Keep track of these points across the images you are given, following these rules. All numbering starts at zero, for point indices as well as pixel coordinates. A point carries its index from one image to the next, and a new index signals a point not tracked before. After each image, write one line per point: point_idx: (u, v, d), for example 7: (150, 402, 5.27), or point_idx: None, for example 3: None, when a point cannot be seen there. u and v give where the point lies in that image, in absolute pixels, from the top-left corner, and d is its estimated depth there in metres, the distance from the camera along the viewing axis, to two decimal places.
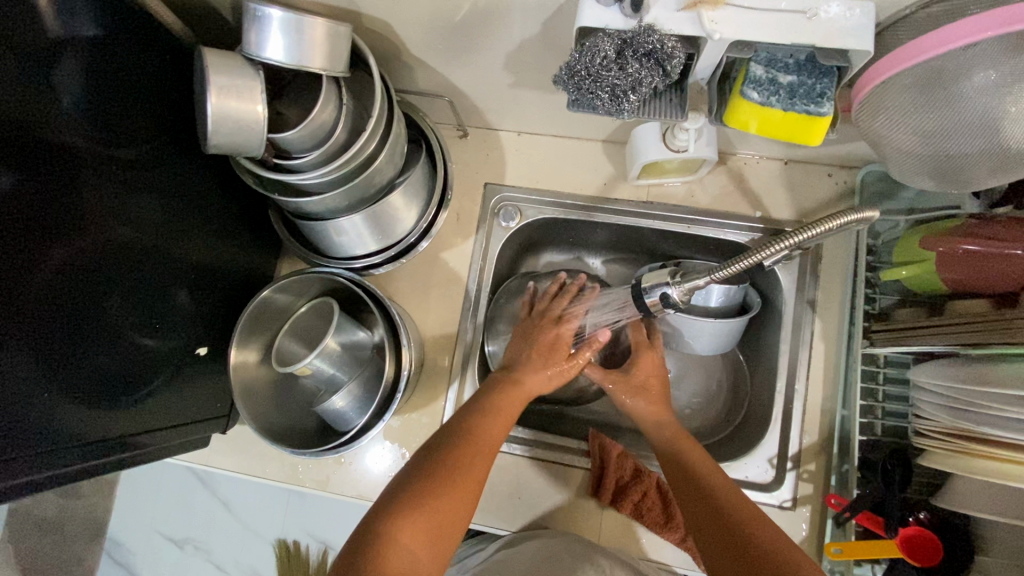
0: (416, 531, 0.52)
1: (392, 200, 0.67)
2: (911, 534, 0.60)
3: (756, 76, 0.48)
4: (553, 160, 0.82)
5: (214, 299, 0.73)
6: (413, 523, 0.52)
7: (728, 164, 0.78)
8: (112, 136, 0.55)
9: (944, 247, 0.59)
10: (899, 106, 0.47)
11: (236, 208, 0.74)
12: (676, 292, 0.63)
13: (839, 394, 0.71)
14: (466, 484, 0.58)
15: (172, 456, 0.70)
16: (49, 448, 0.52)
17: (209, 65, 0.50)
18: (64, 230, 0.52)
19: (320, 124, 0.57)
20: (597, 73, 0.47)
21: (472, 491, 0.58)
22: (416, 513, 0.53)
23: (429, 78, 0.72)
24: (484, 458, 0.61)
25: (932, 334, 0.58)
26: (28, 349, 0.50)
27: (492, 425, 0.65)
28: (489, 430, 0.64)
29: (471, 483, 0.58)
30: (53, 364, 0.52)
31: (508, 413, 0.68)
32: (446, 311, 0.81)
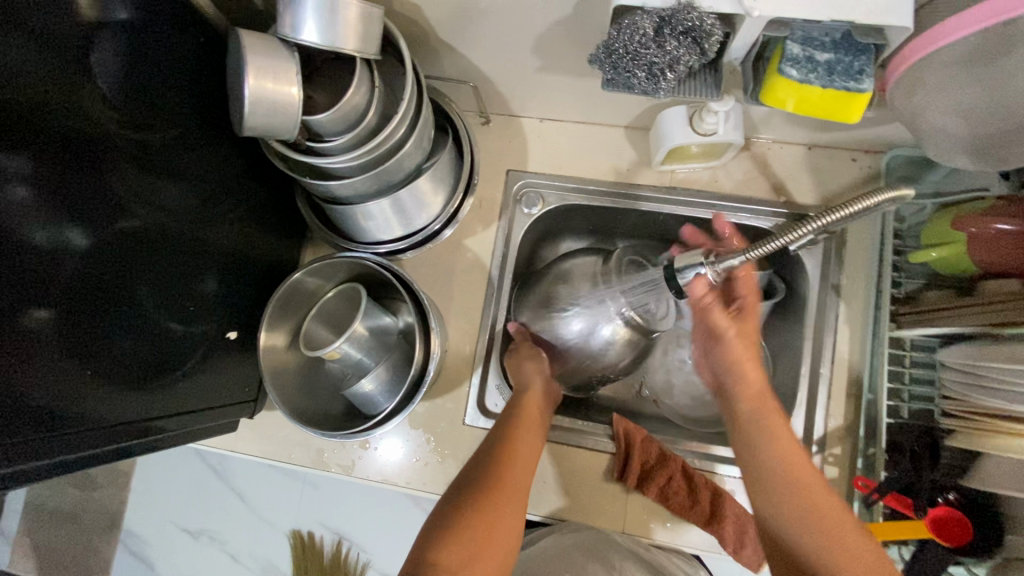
0: (464, 557, 0.54)
1: (419, 185, 0.67)
2: (939, 514, 0.61)
3: (794, 55, 0.48)
4: (576, 146, 0.82)
5: (243, 284, 0.73)
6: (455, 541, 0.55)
7: (752, 149, 0.78)
8: (142, 120, 0.55)
9: (976, 228, 0.59)
10: (938, 82, 0.47)
11: (264, 195, 0.75)
12: (710, 273, 0.64)
13: (864, 377, 0.71)
14: (504, 504, 0.59)
15: (202, 439, 0.71)
16: (82, 429, 0.53)
17: (247, 47, 0.51)
18: (94, 212, 0.52)
19: (353, 107, 0.57)
20: (635, 51, 0.47)
21: (511, 495, 0.61)
22: (463, 542, 0.55)
23: (454, 63, 0.72)
24: (518, 472, 0.63)
25: (963, 315, 0.58)
26: (61, 331, 0.50)
27: (520, 435, 0.66)
28: (518, 443, 0.65)
29: (509, 501, 0.60)
30: (84, 346, 0.53)
31: (532, 422, 0.69)
32: (469, 297, 0.81)
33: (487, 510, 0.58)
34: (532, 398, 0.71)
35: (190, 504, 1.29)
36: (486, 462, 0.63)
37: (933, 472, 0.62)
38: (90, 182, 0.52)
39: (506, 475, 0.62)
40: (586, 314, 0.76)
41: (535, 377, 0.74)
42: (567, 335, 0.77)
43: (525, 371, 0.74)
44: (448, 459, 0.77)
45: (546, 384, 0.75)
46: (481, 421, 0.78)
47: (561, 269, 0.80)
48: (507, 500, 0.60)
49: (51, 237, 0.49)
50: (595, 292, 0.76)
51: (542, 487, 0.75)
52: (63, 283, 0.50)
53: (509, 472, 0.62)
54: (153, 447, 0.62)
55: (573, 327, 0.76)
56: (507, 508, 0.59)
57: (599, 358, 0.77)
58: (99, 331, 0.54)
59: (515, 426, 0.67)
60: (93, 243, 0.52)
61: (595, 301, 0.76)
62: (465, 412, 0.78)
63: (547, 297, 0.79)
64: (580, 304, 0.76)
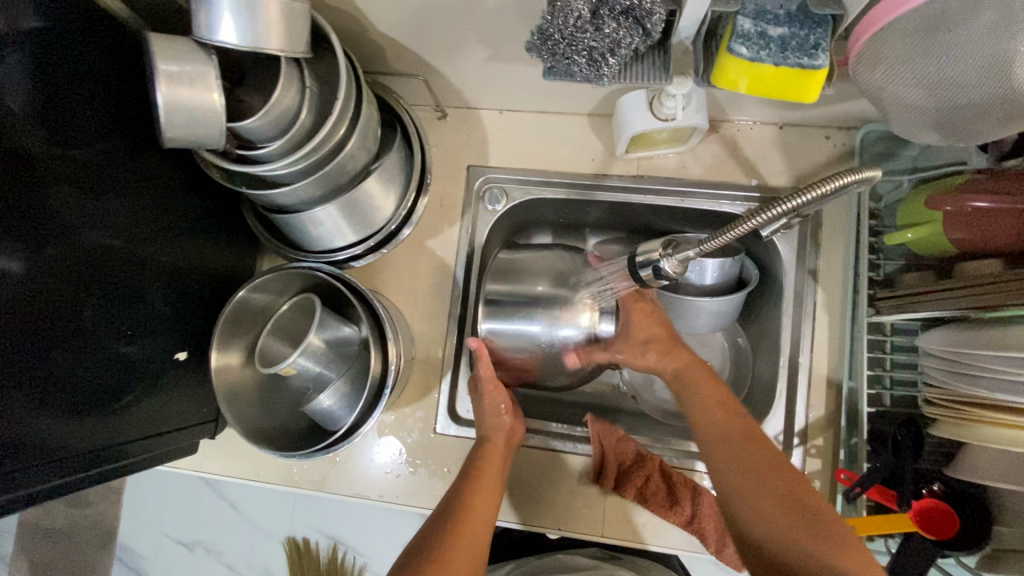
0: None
1: (367, 187, 0.63)
2: (924, 508, 0.58)
3: (744, 31, 0.44)
4: (537, 138, 0.78)
5: (191, 301, 0.70)
6: None
7: (720, 132, 0.74)
8: (65, 136, 0.52)
9: (952, 205, 0.56)
10: (901, 54, 0.43)
11: (209, 204, 0.71)
12: (668, 266, 0.60)
13: (844, 364, 0.68)
14: (460, 560, 0.57)
15: (161, 464, 0.68)
16: (23, 465, 0.50)
17: (156, 51, 0.47)
18: (25, 241, 0.49)
19: (282, 109, 0.53)
20: (572, 35, 0.44)
21: (472, 548, 0.59)
22: None
23: (401, 57, 0.68)
24: (476, 524, 0.61)
25: (942, 298, 0.55)
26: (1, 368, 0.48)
27: (480, 490, 0.63)
28: (481, 491, 0.63)
29: (464, 564, 0.57)
30: (27, 377, 0.50)
31: (495, 470, 0.66)
32: (434, 301, 0.78)
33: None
34: (497, 443, 0.68)
35: (180, 518, 1.26)
36: (441, 523, 0.60)
37: (915, 462, 0.59)
38: (19, 210, 0.49)
39: (462, 533, 0.59)
40: (546, 316, 0.75)
41: (504, 427, 0.70)
42: (529, 336, 0.75)
43: (492, 421, 0.70)
44: (421, 470, 0.75)
45: (513, 434, 0.71)
46: (453, 428, 0.75)
47: (519, 266, 0.78)
48: (463, 561, 0.57)
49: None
50: (558, 291, 0.76)
51: (518, 495, 0.72)
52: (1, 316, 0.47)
53: (465, 531, 0.60)
54: (106, 478, 0.59)
55: (535, 327, 0.75)
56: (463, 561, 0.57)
57: (562, 359, 0.77)
58: (38, 360, 0.51)
59: (471, 480, 0.64)
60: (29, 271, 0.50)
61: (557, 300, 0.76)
62: (436, 420, 0.76)
63: (509, 296, 0.76)
64: (542, 303, 0.76)
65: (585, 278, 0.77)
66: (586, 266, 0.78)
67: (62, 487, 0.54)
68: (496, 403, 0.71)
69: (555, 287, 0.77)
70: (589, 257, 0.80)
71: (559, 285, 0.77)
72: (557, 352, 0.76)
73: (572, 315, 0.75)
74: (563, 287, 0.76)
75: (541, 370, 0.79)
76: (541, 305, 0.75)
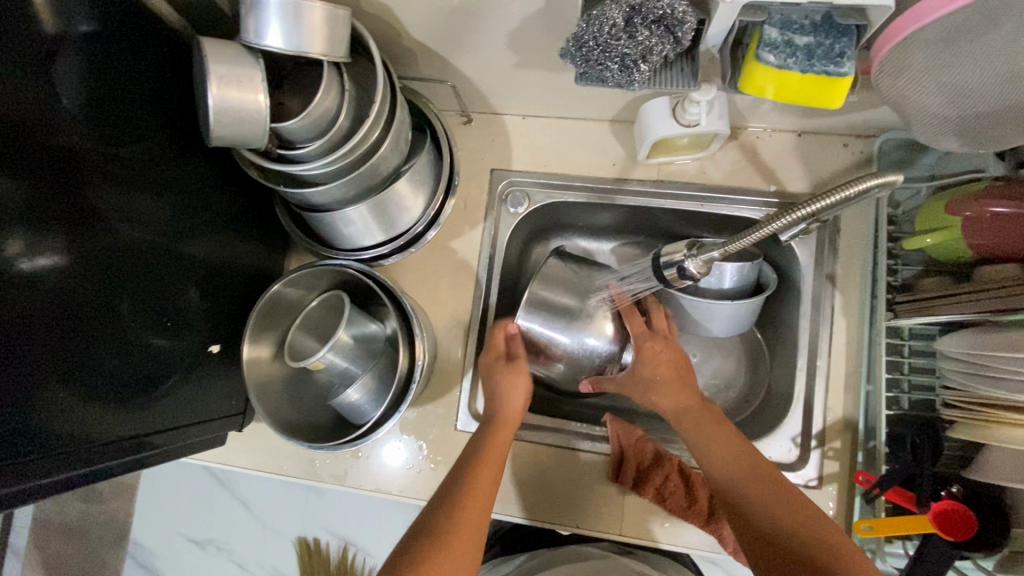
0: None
1: (399, 188, 0.65)
2: (944, 509, 0.59)
3: (771, 39, 0.46)
4: (559, 143, 0.80)
5: (224, 296, 0.72)
6: None
7: (739, 139, 0.76)
8: (112, 134, 0.54)
9: (971, 211, 0.57)
10: (923, 63, 0.45)
11: (244, 202, 0.73)
12: (693, 266, 0.62)
13: (862, 368, 0.69)
14: (461, 542, 0.55)
15: (191, 454, 0.70)
16: (64, 450, 0.52)
17: (209, 54, 0.50)
18: (52, 232, 0.50)
19: (323, 112, 0.55)
20: (605, 43, 0.46)
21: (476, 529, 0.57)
22: None
23: (431, 62, 0.71)
24: (478, 506, 0.59)
25: (959, 302, 0.56)
26: (22, 358, 0.48)
27: (481, 468, 0.62)
28: (482, 471, 0.62)
29: (465, 552, 0.55)
30: (55, 367, 0.51)
31: (499, 450, 0.65)
32: (457, 300, 0.80)
33: (443, 566, 0.53)
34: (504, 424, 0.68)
35: (194, 516, 1.28)
36: (441, 507, 0.58)
37: (934, 466, 0.60)
38: (48, 208, 0.49)
39: (464, 520, 0.57)
40: (572, 328, 0.77)
41: (516, 411, 0.69)
42: (557, 347, 0.77)
43: (505, 402, 0.69)
44: (441, 467, 0.76)
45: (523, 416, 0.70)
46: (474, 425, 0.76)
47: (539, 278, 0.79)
48: (464, 549, 0.55)
49: (37, 256, 0.48)
50: (581, 303, 0.77)
51: (537, 492, 0.73)
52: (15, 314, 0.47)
53: (468, 509, 0.58)
54: (139, 465, 0.61)
55: (562, 339, 0.77)
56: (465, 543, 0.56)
57: (589, 370, 0.77)
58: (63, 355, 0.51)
59: (475, 464, 0.62)
60: (59, 268, 0.51)
61: (584, 313, 0.77)
62: (457, 417, 0.77)
63: (537, 304, 0.77)
64: (567, 316, 0.77)
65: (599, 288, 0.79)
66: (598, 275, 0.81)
67: (92, 474, 0.56)
68: (510, 382, 0.70)
69: (574, 297, 0.78)
70: (602, 269, 0.82)
71: (580, 297, 0.78)
72: (584, 361, 0.77)
73: (596, 325, 0.77)
74: (584, 299, 0.78)
75: (565, 379, 0.80)
76: (568, 317, 0.77)
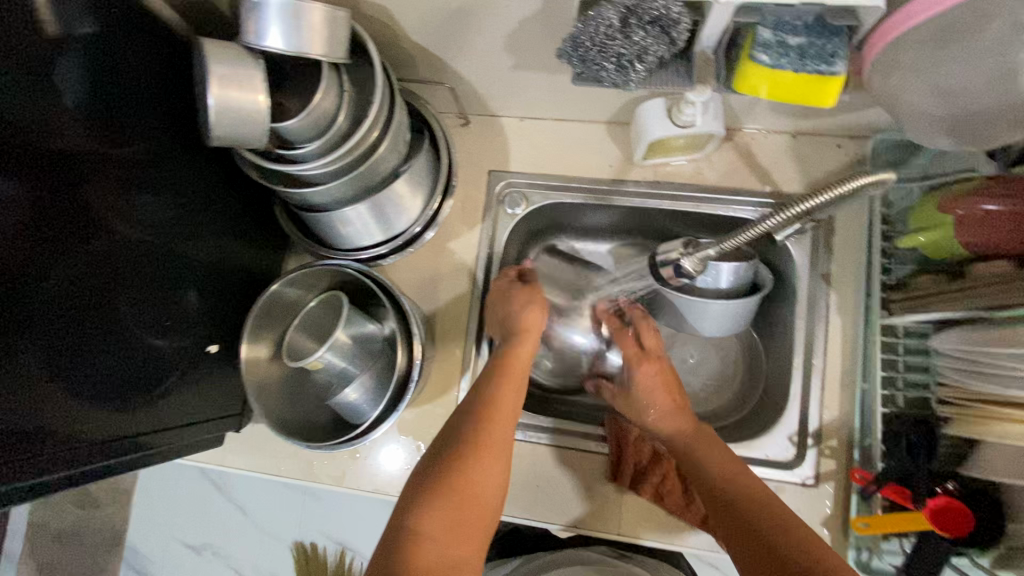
0: (445, 522, 0.52)
1: (397, 188, 0.66)
2: (941, 506, 0.58)
3: (765, 39, 0.47)
4: (557, 144, 0.81)
5: (223, 297, 0.72)
6: (441, 505, 0.53)
7: (735, 140, 0.77)
8: (113, 135, 0.54)
9: (963, 210, 0.58)
10: (915, 62, 0.45)
11: (243, 203, 0.74)
12: (689, 265, 0.63)
13: (858, 367, 0.69)
14: (487, 464, 0.57)
15: (189, 454, 0.70)
16: (62, 449, 0.52)
17: (209, 55, 0.50)
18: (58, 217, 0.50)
19: (321, 112, 0.56)
20: (602, 43, 0.47)
21: (501, 452, 0.59)
22: (445, 508, 0.53)
23: (430, 64, 0.71)
24: (502, 429, 0.60)
25: (951, 300, 0.57)
26: (42, 327, 0.49)
27: (502, 395, 0.63)
28: (502, 394, 0.63)
29: (494, 457, 0.58)
30: (61, 343, 0.51)
31: (516, 377, 0.66)
32: (455, 301, 0.80)
33: (475, 467, 0.56)
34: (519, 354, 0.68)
35: (191, 520, 1.27)
36: (469, 417, 0.60)
37: (929, 463, 0.61)
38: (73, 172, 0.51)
39: (492, 427, 0.60)
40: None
41: (535, 325, 0.71)
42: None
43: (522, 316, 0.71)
44: None
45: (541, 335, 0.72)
46: None
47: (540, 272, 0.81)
48: (491, 458, 0.58)
49: (37, 256, 0.49)
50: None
51: (535, 491, 0.74)
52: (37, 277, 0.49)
53: (493, 431, 0.60)
54: (137, 465, 0.61)
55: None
56: (492, 464, 0.58)
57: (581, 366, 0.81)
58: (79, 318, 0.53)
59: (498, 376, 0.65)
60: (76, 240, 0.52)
61: None
62: None
63: None
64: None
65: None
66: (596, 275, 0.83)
67: (93, 471, 0.56)
68: (524, 299, 0.72)
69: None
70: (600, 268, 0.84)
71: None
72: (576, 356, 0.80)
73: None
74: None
75: None
76: None
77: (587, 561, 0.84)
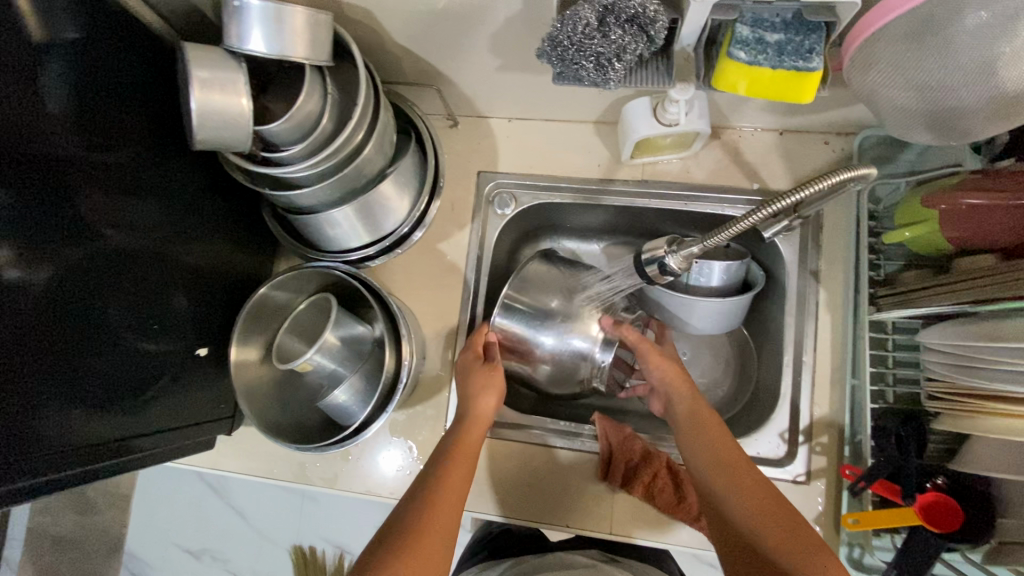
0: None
1: (383, 189, 0.66)
2: (928, 502, 0.59)
3: (743, 36, 0.47)
4: (545, 145, 0.81)
5: (212, 300, 0.72)
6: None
7: (722, 138, 0.77)
8: (98, 140, 0.54)
9: (946, 204, 0.58)
10: (892, 57, 0.45)
11: (231, 206, 0.74)
12: (674, 262, 0.63)
13: (847, 363, 0.69)
14: (436, 531, 0.54)
15: (179, 457, 0.70)
16: (50, 453, 0.52)
17: (191, 59, 0.50)
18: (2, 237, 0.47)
19: (305, 114, 0.56)
20: (580, 42, 0.47)
21: (452, 521, 0.56)
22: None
23: (416, 66, 0.72)
24: (452, 498, 0.58)
25: (938, 294, 0.57)
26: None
27: (455, 462, 0.61)
28: (454, 466, 0.61)
29: (436, 545, 0.53)
30: (28, 378, 0.50)
31: (470, 449, 0.64)
32: (445, 302, 0.80)
33: (419, 538, 0.53)
34: (475, 425, 0.67)
35: (190, 525, 1.27)
36: (416, 494, 0.58)
37: (919, 459, 0.60)
38: (19, 194, 0.48)
39: (440, 496, 0.57)
40: (560, 330, 0.76)
41: (487, 411, 0.68)
42: (542, 349, 0.77)
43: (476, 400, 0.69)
44: None
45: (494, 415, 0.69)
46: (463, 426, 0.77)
47: (529, 275, 0.78)
48: (435, 542, 0.54)
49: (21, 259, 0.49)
50: (570, 304, 0.77)
51: (527, 491, 0.74)
52: (11, 320, 0.48)
53: (441, 499, 0.57)
54: (125, 469, 0.61)
55: (548, 339, 0.76)
56: (438, 534, 0.54)
57: (573, 369, 0.78)
58: (12, 352, 0.48)
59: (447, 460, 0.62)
60: (18, 268, 0.48)
61: (568, 315, 0.77)
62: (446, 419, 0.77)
63: (520, 303, 0.76)
64: (556, 317, 0.77)
65: (590, 287, 0.79)
66: (588, 273, 0.80)
67: (54, 482, 0.53)
68: (483, 381, 0.70)
69: (561, 298, 0.77)
70: (586, 266, 0.82)
71: (568, 296, 0.78)
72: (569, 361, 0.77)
73: (585, 327, 0.77)
74: (570, 298, 0.78)
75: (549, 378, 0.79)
76: (552, 317, 0.76)
77: (581, 560, 0.83)
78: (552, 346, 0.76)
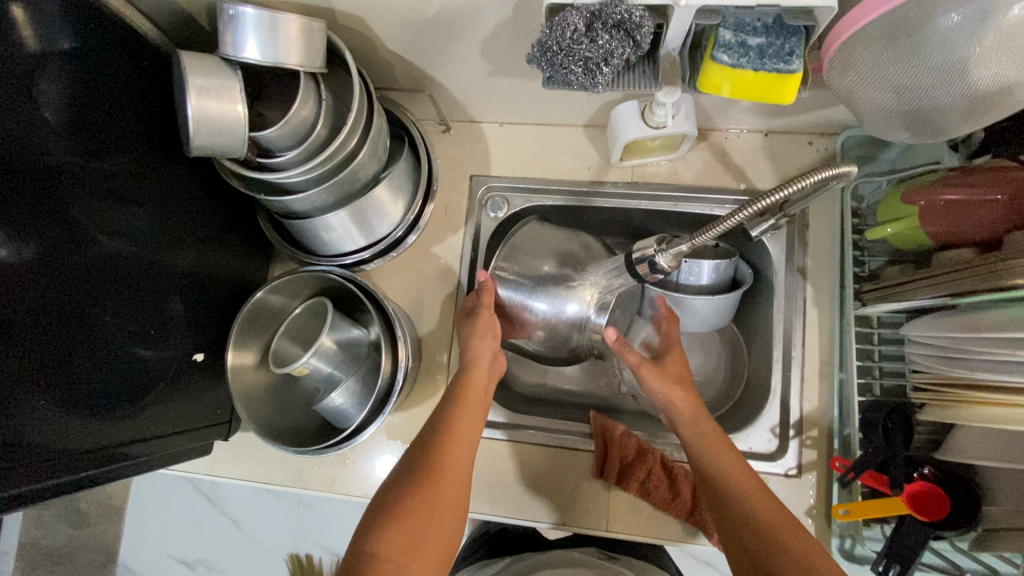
0: (400, 550, 0.52)
1: (377, 194, 0.67)
2: (915, 491, 0.60)
3: (725, 41, 0.49)
4: (536, 148, 0.82)
5: (208, 305, 0.73)
6: (399, 528, 0.54)
7: (710, 140, 0.79)
8: (95, 148, 0.55)
9: (926, 200, 0.60)
10: (869, 58, 0.47)
11: (226, 212, 0.75)
12: (664, 261, 0.64)
13: (835, 357, 0.71)
14: (448, 484, 0.58)
15: (176, 464, 0.70)
16: (47, 458, 0.52)
17: (187, 66, 0.51)
18: (39, 227, 0.51)
19: (301, 120, 0.57)
20: (568, 48, 0.48)
21: (464, 474, 0.60)
22: (404, 526, 0.54)
23: (408, 72, 0.73)
24: (463, 452, 0.61)
25: (921, 288, 0.59)
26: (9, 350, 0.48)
27: (463, 415, 0.64)
28: (462, 420, 0.64)
29: (450, 496, 0.58)
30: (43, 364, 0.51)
31: (477, 400, 0.67)
32: (440, 304, 0.81)
33: (433, 490, 0.57)
34: (477, 375, 0.69)
35: (185, 535, 1.26)
36: (426, 445, 0.61)
37: (907, 449, 0.62)
38: (16, 200, 0.49)
39: (450, 452, 0.60)
40: (551, 294, 0.79)
41: (485, 353, 0.70)
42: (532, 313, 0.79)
43: (478, 345, 0.70)
44: None
45: (494, 360, 0.72)
46: None
47: (522, 244, 0.81)
48: (451, 485, 0.58)
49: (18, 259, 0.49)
50: (561, 269, 0.79)
51: (524, 490, 0.74)
52: (9, 324, 0.48)
53: (451, 453, 0.61)
54: (121, 477, 0.61)
55: (538, 305, 0.78)
56: (451, 489, 0.58)
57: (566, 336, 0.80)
58: (20, 341, 0.49)
59: (457, 406, 0.65)
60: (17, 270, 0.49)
61: (558, 281, 0.79)
62: None
63: (511, 271, 0.79)
64: (546, 282, 0.79)
65: (590, 268, 0.80)
66: (591, 261, 0.81)
67: (54, 487, 0.53)
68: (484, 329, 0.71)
69: (554, 261, 0.80)
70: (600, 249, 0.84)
71: (562, 263, 0.80)
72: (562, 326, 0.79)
73: (575, 292, 0.79)
74: (563, 264, 0.80)
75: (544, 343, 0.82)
76: (546, 283, 0.79)
77: (578, 558, 0.84)
78: (544, 311, 0.79)
